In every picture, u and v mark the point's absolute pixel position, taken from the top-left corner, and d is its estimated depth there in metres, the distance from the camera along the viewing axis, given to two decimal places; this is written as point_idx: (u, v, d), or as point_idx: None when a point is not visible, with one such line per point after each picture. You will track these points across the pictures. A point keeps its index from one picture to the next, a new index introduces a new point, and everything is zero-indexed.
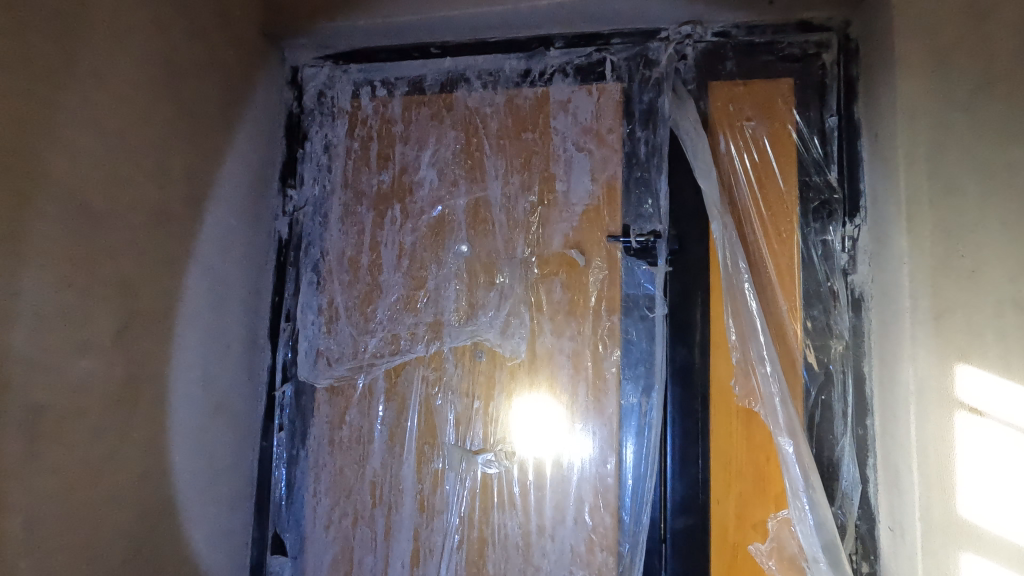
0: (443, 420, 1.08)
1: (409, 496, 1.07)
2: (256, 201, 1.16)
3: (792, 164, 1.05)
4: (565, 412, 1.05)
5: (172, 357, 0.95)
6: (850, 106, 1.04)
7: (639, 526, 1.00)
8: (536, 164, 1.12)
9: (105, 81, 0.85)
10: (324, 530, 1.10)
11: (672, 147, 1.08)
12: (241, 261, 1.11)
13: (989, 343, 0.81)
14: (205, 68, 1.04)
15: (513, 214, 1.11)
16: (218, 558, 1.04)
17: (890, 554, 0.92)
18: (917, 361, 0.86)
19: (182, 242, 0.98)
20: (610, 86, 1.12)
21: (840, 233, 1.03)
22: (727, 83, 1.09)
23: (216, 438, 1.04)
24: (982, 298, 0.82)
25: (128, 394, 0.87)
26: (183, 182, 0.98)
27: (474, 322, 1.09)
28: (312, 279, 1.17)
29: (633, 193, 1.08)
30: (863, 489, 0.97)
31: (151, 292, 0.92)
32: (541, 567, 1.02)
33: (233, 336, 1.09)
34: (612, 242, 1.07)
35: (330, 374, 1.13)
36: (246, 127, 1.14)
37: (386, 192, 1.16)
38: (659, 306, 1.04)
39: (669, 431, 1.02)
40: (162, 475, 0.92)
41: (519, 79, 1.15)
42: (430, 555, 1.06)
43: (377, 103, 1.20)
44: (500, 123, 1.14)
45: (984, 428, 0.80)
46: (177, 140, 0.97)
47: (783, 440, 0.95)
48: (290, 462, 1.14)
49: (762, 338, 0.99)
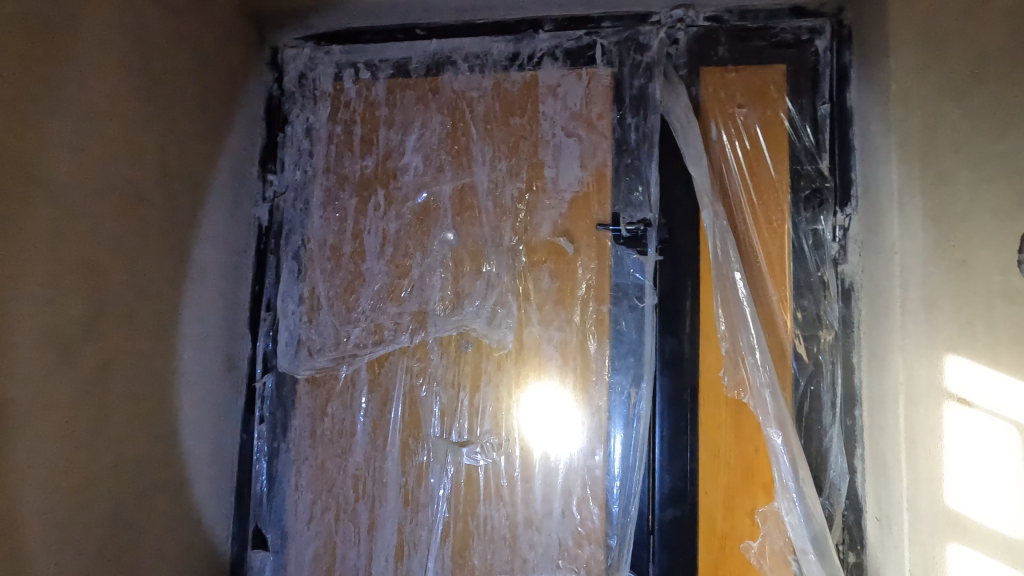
0: (428, 412, 1.06)
1: (393, 489, 1.05)
2: (235, 186, 1.12)
3: (783, 153, 1.04)
4: (543, 406, 1.03)
5: (149, 347, 0.92)
6: (842, 93, 1.03)
7: (627, 518, 0.99)
8: (524, 150, 1.09)
9: (73, 57, 0.80)
10: (306, 525, 1.08)
11: (663, 134, 1.05)
12: (219, 248, 1.07)
13: (978, 332, 0.80)
14: (181, 46, 0.99)
15: (501, 201, 1.08)
16: (196, 554, 1.01)
17: (877, 543, 0.91)
18: (907, 352, 0.86)
19: (159, 228, 0.94)
20: (600, 71, 1.09)
21: (831, 223, 1.01)
22: (719, 69, 1.07)
23: (196, 431, 1.01)
24: (972, 288, 0.81)
25: (101, 387, 0.83)
26: (159, 166, 0.94)
27: (460, 312, 1.06)
28: (291, 268, 1.13)
29: (623, 181, 1.06)
30: (851, 479, 0.96)
31: (123, 280, 0.87)
32: (528, 559, 1.01)
33: (212, 326, 1.05)
34: (601, 230, 1.05)
35: (311, 365, 1.10)
36: (224, 109, 1.09)
37: (369, 177, 1.13)
38: (648, 296, 1.03)
39: (659, 422, 1.00)
40: (138, 471, 0.89)
41: (507, 62, 1.12)
42: (415, 549, 1.04)
43: (361, 85, 1.16)
44: (487, 107, 1.11)
45: (973, 419, 0.79)
46: (152, 121, 0.93)
47: (772, 431, 0.94)
48: (270, 455, 1.11)
49: (752, 328, 0.98)
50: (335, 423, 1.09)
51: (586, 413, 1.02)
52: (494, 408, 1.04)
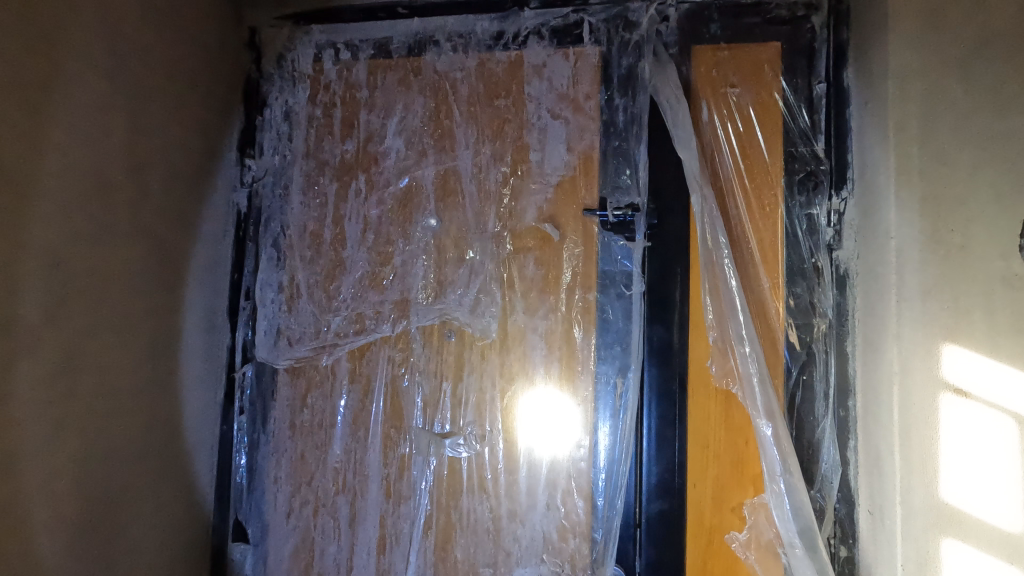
0: (410, 403, 1.03)
1: (374, 481, 1.03)
2: (211, 171, 1.08)
3: (777, 135, 1.00)
4: (534, 414, 1.00)
5: (117, 338, 0.89)
6: (840, 72, 0.99)
7: (613, 511, 0.96)
8: (508, 132, 1.05)
9: (23, 35, 0.76)
10: (285, 518, 1.06)
11: (652, 115, 1.01)
12: (194, 235, 1.04)
13: (977, 320, 0.77)
14: (151, 24, 0.95)
15: (484, 186, 1.05)
16: (173, 548, 0.99)
17: (869, 538, 0.89)
18: (902, 341, 0.82)
19: (126, 213, 0.90)
20: (588, 50, 1.05)
21: (826, 207, 0.98)
22: (710, 47, 1.03)
23: (172, 424, 0.98)
24: (972, 274, 0.78)
25: (64, 380, 0.80)
26: (126, 150, 0.90)
27: (443, 301, 1.03)
28: (269, 256, 1.10)
29: (611, 164, 1.02)
30: (844, 472, 0.94)
31: (87, 267, 0.84)
32: (511, 552, 0.99)
33: (189, 315, 1.02)
34: (588, 215, 1.02)
35: (290, 355, 1.07)
36: (200, 92, 1.06)
37: (350, 161, 1.09)
38: (635, 282, 0.99)
39: (646, 412, 0.98)
40: (108, 468, 0.86)
41: (491, 41, 1.08)
42: (396, 542, 1.02)
43: (341, 66, 1.12)
44: (471, 89, 1.08)
45: (971, 411, 0.76)
46: (118, 104, 0.89)
47: (762, 423, 0.91)
48: (250, 446, 1.09)
49: (741, 317, 0.94)
50: (315, 412, 1.06)
51: (573, 403, 0.99)
52: (478, 398, 1.02)
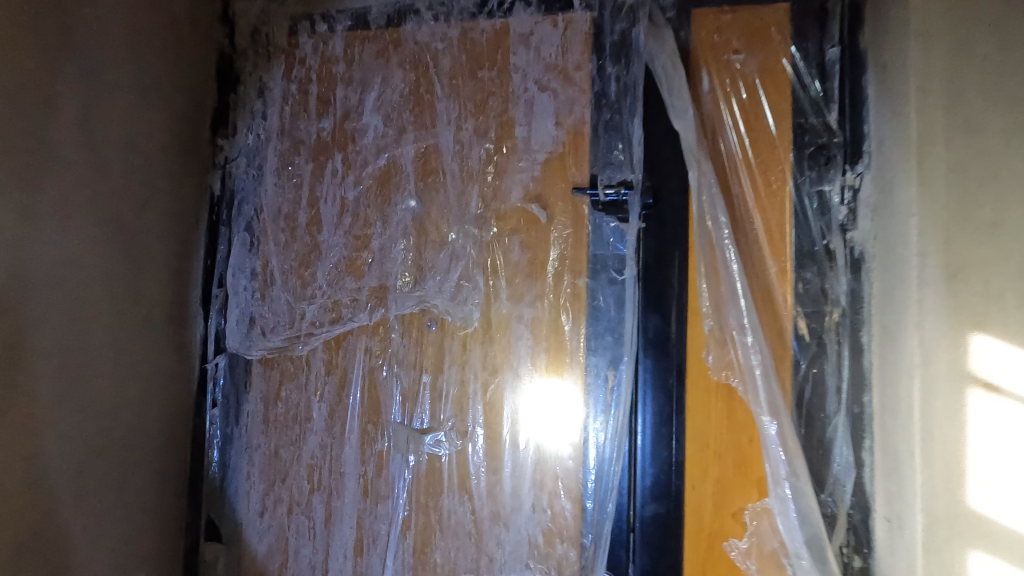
0: (388, 396, 0.97)
1: (350, 479, 0.97)
2: (180, 151, 1.02)
3: (786, 105, 0.91)
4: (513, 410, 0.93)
5: (71, 326, 0.83)
6: (855, 34, 0.90)
7: (603, 514, 0.89)
8: (492, 106, 0.98)
9: None
10: (259, 518, 1.00)
11: (648, 85, 0.93)
12: (162, 218, 0.98)
13: (1011, 306, 0.68)
14: None
15: (467, 164, 0.98)
16: (140, 549, 0.94)
17: (886, 547, 0.80)
18: (924, 328, 0.73)
19: (82, 193, 0.85)
20: (578, 16, 0.97)
21: (839, 183, 0.89)
22: (712, 11, 0.94)
23: (139, 418, 0.93)
24: (1006, 253, 0.69)
25: (8, 371, 0.75)
26: (81, 125, 0.85)
27: (422, 287, 0.97)
28: (243, 241, 1.05)
29: (602, 138, 0.94)
30: (858, 474, 0.85)
31: (34, 250, 0.78)
32: (495, 557, 0.92)
33: (157, 304, 0.97)
34: (578, 195, 0.94)
35: (264, 346, 1.01)
36: (168, 66, 1.00)
37: (326, 140, 1.03)
38: (628, 267, 0.92)
39: (640, 407, 0.90)
40: (60, 464, 0.81)
41: (475, 9, 1.01)
42: (374, 545, 0.96)
43: (317, 40, 1.06)
44: (453, 60, 1.00)
45: (1003, 408, 0.68)
46: (70, 76, 0.83)
47: (766, 421, 0.83)
48: (223, 441, 1.03)
49: (742, 303, 0.86)
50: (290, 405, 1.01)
51: (561, 397, 0.92)
52: (459, 391, 0.95)
